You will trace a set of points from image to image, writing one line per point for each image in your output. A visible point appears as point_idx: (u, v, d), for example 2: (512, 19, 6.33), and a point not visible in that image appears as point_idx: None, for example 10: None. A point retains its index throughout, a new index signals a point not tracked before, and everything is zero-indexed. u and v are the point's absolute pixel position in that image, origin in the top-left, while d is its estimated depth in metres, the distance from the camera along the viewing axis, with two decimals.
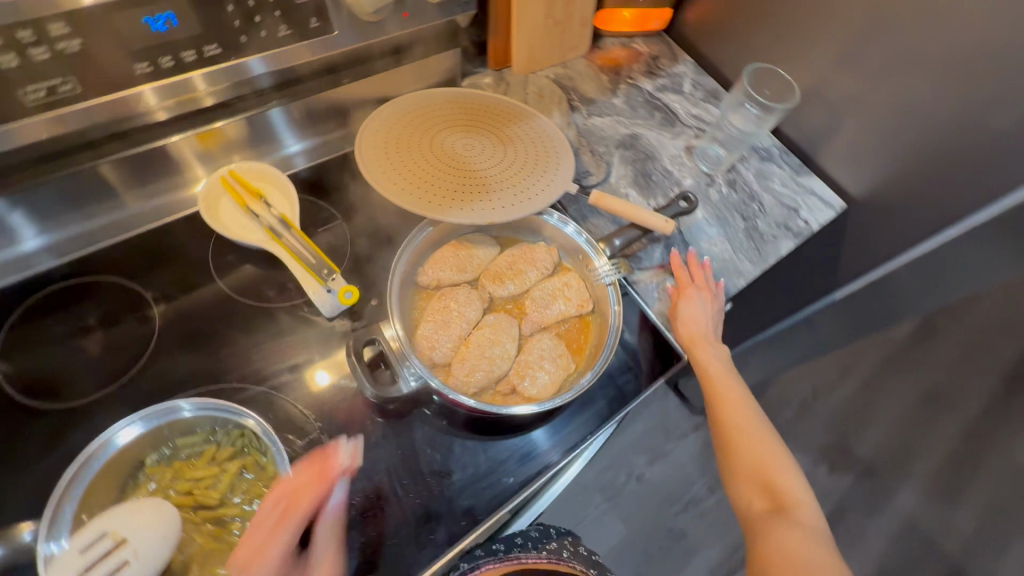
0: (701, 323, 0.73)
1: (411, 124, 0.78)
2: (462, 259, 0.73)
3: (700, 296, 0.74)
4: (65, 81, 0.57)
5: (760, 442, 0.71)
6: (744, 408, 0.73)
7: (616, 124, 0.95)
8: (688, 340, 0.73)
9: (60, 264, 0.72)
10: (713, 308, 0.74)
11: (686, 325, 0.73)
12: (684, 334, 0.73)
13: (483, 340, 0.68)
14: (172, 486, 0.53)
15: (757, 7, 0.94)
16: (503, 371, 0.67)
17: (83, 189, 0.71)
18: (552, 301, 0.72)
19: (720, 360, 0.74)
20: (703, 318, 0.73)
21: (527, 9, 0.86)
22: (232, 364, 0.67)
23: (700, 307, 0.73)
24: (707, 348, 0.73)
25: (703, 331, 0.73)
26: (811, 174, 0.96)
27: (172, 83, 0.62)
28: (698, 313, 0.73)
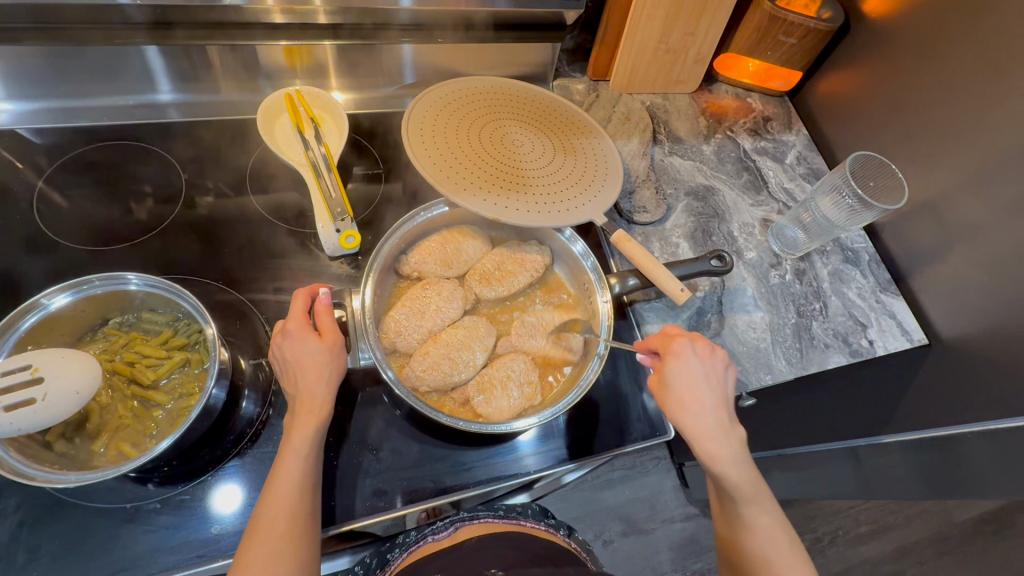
0: (699, 400, 0.55)
1: (475, 104, 0.77)
2: (448, 254, 0.72)
3: (689, 358, 0.56)
4: None
5: (782, 557, 0.54)
6: (766, 514, 0.55)
7: (695, 170, 0.88)
8: (696, 437, 0.54)
9: (135, 124, 0.78)
10: (712, 371, 0.57)
11: (684, 410, 0.55)
12: (688, 428, 0.55)
13: (453, 341, 0.67)
14: (120, 352, 0.58)
15: (895, 97, 0.85)
16: (461, 378, 0.66)
17: (161, 64, 0.75)
18: (536, 334, 0.70)
19: (741, 459, 0.54)
20: (700, 395, 0.55)
21: (641, 28, 0.83)
22: (238, 268, 0.71)
23: (689, 373, 0.56)
24: (721, 443, 0.54)
25: (711, 416, 0.55)
26: (896, 294, 0.84)
27: None
28: (692, 387, 0.55)
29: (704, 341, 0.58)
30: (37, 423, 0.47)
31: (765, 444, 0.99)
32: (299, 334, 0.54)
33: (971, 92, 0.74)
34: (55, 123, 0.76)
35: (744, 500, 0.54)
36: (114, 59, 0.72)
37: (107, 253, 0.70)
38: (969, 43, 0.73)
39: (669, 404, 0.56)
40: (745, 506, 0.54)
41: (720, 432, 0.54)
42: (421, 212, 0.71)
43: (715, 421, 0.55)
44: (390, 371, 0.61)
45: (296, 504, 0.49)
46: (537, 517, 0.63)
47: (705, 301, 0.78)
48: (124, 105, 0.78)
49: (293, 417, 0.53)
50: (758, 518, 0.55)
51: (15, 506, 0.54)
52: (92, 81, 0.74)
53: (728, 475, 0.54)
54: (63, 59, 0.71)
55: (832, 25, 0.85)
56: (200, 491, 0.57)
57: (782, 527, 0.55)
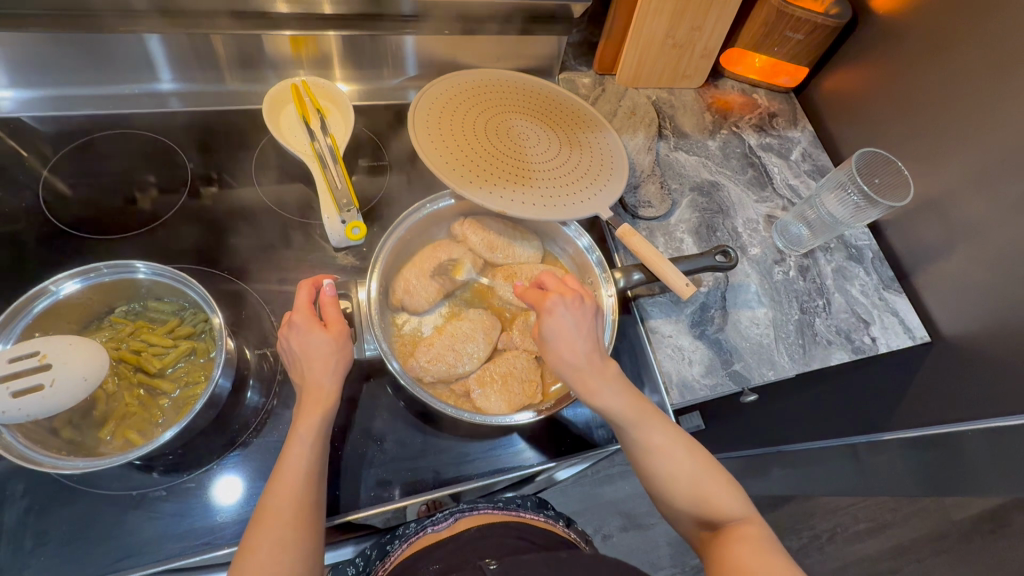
0: (570, 341, 0.55)
1: (482, 96, 0.77)
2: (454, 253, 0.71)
3: (560, 312, 0.55)
4: None
5: (683, 466, 0.54)
6: (671, 440, 0.55)
7: (700, 166, 0.88)
8: (573, 376, 0.55)
9: (140, 114, 0.78)
10: (583, 317, 0.56)
11: (558, 357, 0.55)
12: (563, 370, 0.55)
13: (458, 333, 0.67)
14: (127, 340, 0.58)
15: (900, 94, 0.84)
16: (466, 370, 0.66)
17: (167, 54, 0.74)
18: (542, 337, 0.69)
19: (620, 389, 0.55)
20: (573, 341, 0.55)
21: (647, 22, 0.82)
22: (243, 259, 0.71)
23: (563, 327, 0.55)
24: (597, 380, 0.55)
25: (583, 357, 0.55)
26: (899, 292, 0.84)
27: None
28: (566, 338, 0.55)
29: (575, 293, 0.56)
30: (46, 409, 0.47)
31: (765, 441, 0.99)
32: (305, 326, 0.54)
33: (977, 90, 0.74)
34: (59, 111, 0.75)
35: (629, 424, 0.54)
36: (118, 47, 0.72)
37: (111, 243, 0.70)
38: (976, 39, 0.73)
39: (546, 355, 0.56)
40: (634, 429, 0.54)
41: (595, 370, 0.55)
42: (426, 204, 0.71)
43: (586, 358, 0.55)
44: (395, 361, 0.61)
45: (301, 493, 0.49)
46: (537, 508, 0.63)
47: (709, 296, 0.78)
48: (129, 94, 0.78)
49: (301, 406, 0.53)
50: (651, 439, 0.54)
51: (22, 493, 0.55)
52: (97, 68, 0.74)
53: (610, 406, 0.54)
54: (66, 46, 0.70)
55: (841, 22, 0.85)
56: (206, 479, 0.57)
57: (677, 438, 0.55)
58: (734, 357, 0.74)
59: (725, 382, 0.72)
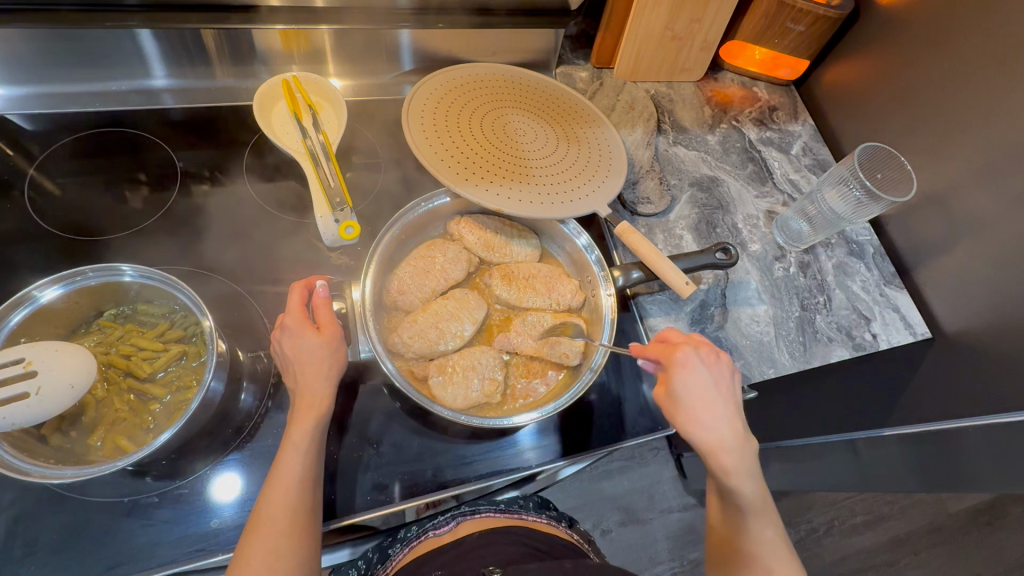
0: (710, 403, 0.51)
1: (478, 91, 0.75)
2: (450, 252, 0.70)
3: (696, 367, 0.52)
4: None
5: (782, 568, 0.52)
6: (776, 540, 0.53)
7: (700, 160, 0.87)
8: (711, 449, 0.50)
9: (129, 111, 0.76)
10: (721, 375, 0.53)
11: (695, 421, 0.51)
12: (701, 442, 0.51)
13: (442, 311, 0.66)
14: (116, 344, 0.57)
15: (902, 87, 0.83)
16: (446, 349, 0.65)
17: (154, 49, 0.73)
18: (535, 334, 0.68)
19: (755, 472, 0.51)
20: (713, 407, 0.51)
21: (647, 14, 0.81)
22: (235, 259, 0.69)
23: (699, 383, 0.52)
24: (736, 454, 0.50)
25: (726, 427, 0.51)
26: (900, 288, 0.84)
27: None
28: (703, 397, 0.51)
29: (708, 347, 0.54)
30: (31, 417, 0.46)
31: (765, 438, 0.99)
32: (297, 328, 0.53)
33: (981, 83, 0.72)
34: (45, 108, 0.74)
35: (751, 512, 0.52)
36: (104, 43, 0.70)
37: (100, 244, 0.68)
38: (979, 31, 0.72)
39: (678, 417, 0.52)
40: (753, 519, 0.52)
41: (737, 442, 0.50)
42: (420, 202, 0.70)
43: (727, 427, 0.51)
44: (389, 362, 0.60)
45: (296, 501, 0.48)
46: (540, 510, 0.62)
47: (708, 293, 0.77)
48: (118, 91, 0.76)
49: (294, 412, 0.52)
50: (762, 531, 0.53)
51: (10, 501, 0.54)
52: (83, 64, 0.72)
53: (743, 489, 0.51)
54: (51, 42, 0.68)
55: (842, 13, 0.83)
56: (198, 485, 0.57)
57: (783, 540, 0.53)
58: (733, 355, 0.74)
59: None
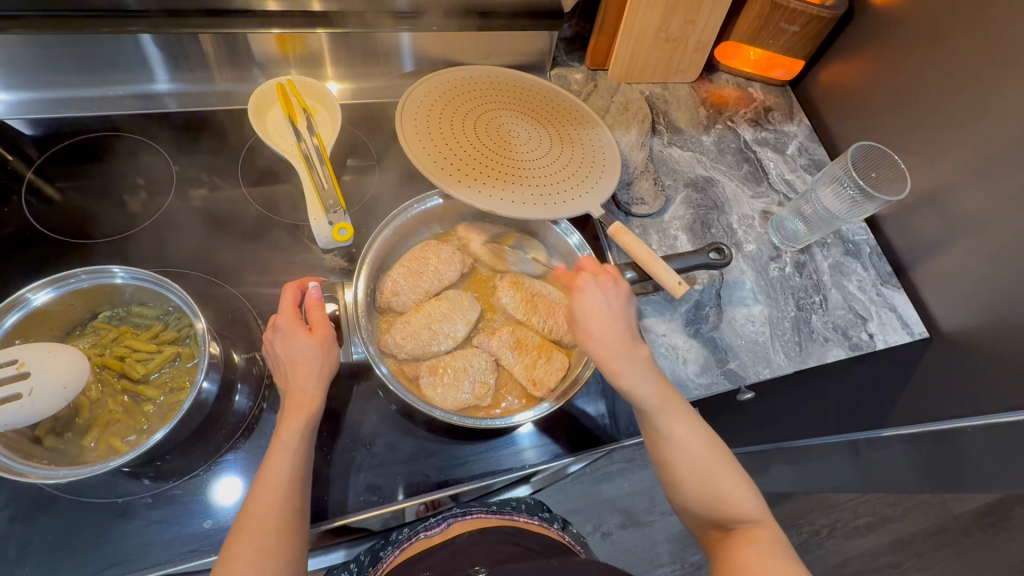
0: (600, 321, 0.55)
1: (470, 93, 0.76)
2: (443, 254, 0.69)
3: (594, 290, 0.56)
4: None
5: (703, 462, 0.53)
6: (690, 432, 0.54)
7: (694, 161, 0.87)
8: (602, 360, 0.54)
9: (127, 115, 0.77)
10: (616, 297, 0.56)
11: (589, 337, 0.55)
12: (593, 352, 0.55)
13: (436, 312, 0.67)
14: (110, 346, 0.57)
15: (898, 86, 0.83)
16: (438, 350, 0.66)
17: (151, 54, 0.73)
18: (511, 353, 0.67)
19: (648, 375, 0.54)
20: (603, 320, 0.55)
21: (641, 17, 0.81)
22: (230, 261, 0.70)
23: (594, 304, 0.55)
24: (624, 361, 0.54)
25: (612, 338, 0.54)
26: (898, 287, 0.83)
27: None
28: (598, 318, 0.55)
29: (607, 274, 0.57)
30: (23, 419, 0.47)
31: (764, 438, 0.98)
32: (289, 328, 0.54)
33: (976, 82, 0.72)
34: (44, 113, 0.75)
35: (652, 410, 0.54)
36: (101, 48, 0.71)
37: (96, 247, 0.69)
38: (973, 30, 0.72)
39: (577, 334, 0.56)
40: (658, 417, 0.53)
41: (622, 350, 0.54)
42: (415, 203, 0.70)
43: (616, 340, 0.55)
44: (382, 365, 0.60)
45: (285, 500, 0.48)
46: (532, 512, 0.62)
47: (703, 294, 0.77)
48: (116, 96, 0.77)
49: (284, 412, 0.52)
50: (673, 427, 0.53)
51: (5, 502, 0.54)
52: (80, 70, 0.73)
53: (636, 389, 0.54)
54: (49, 48, 0.69)
55: (836, 13, 0.84)
56: (192, 486, 0.57)
57: (698, 431, 0.54)
58: (728, 356, 0.73)
59: (720, 381, 0.71)
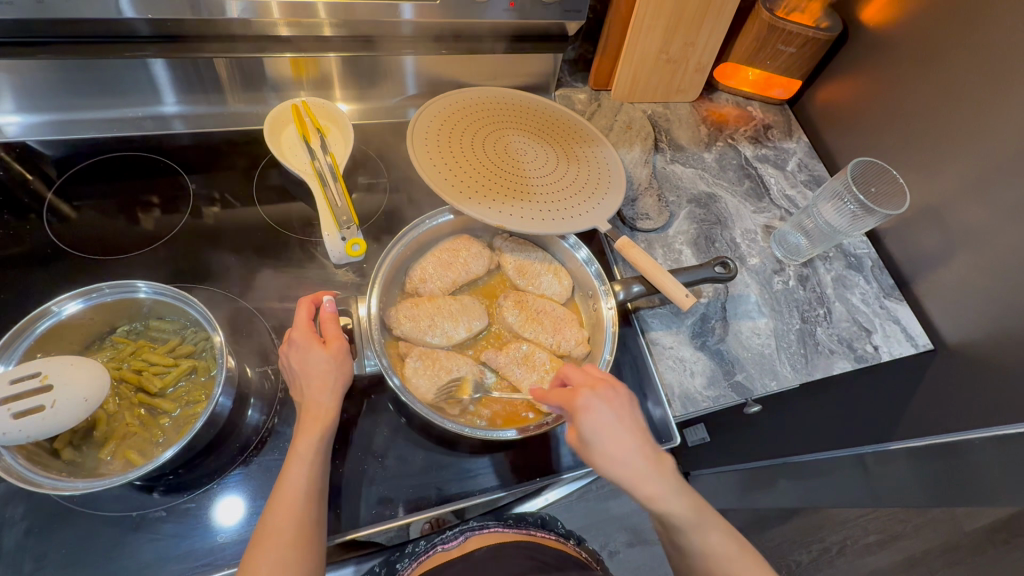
0: (613, 439, 0.50)
1: (478, 114, 0.78)
2: (454, 266, 0.70)
3: (595, 407, 0.51)
4: None
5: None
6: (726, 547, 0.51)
7: (697, 178, 0.89)
8: (635, 484, 0.50)
9: (143, 136, 0.79)
10: (621, 408, 0.52)
11: (608, 460, 0.50)
12: (617, 477, 0.50)
13: (445, 307, 0.67)
14: (128, 360, 0.58)
15: (893, 105, 0.86)
16: (434, 342, 0.65)
17: (167, 77, 0.76)
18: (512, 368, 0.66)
19: (679, 490, 0.50)
20: (622, 443, 0.50)
21: (642, 39, 0.84)
22: (243, 277, 0.71)
23: (603, 422, 0.51)
24: (653, 479, 0.50)
25: (634, 457, 0.50)
26: (900, 300, 0.85)
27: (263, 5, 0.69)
28: (609, 435, 0.50)
29: (604, 383, 0.54)
30: (45, 430, 0.47)
31: (771, 453, 0.98)
32: (304, 343, 0.54)
33: (969, 100, 0.75)
34: (60, 134, 0.77)
35: (686, 529, 0.50)
36: (122, 73, 0.74)
37: (112, 264, 0.70)
38: (964, 51, 0.75)
39: (593, 459, 0.51)
40: (693, 535, 0.50)
41: (653, 467, 0.50)
42: (426, 219, 0.70)
43: (639, 457, 0.50)
44: (394, 377, 0.60)
45: (302, 513, 0.49)
46: (547, 527, 0.63)
47: (709, 307, 0.77)
48: (133, 117, 0.79)
49: (299, 425, 0.53)
50: (707, 543, 0.50)
51: (22, 515, 0.54)
52: (99, 93, 0.75)
53: (670, 508, 0.50)
54: (69, 72, 0.72)
55: (831, 35, 0.86)
56: (206, 500, 0.57)
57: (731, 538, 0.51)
58: (735, 369, 0.73)
59: (726, 393, 0.71)
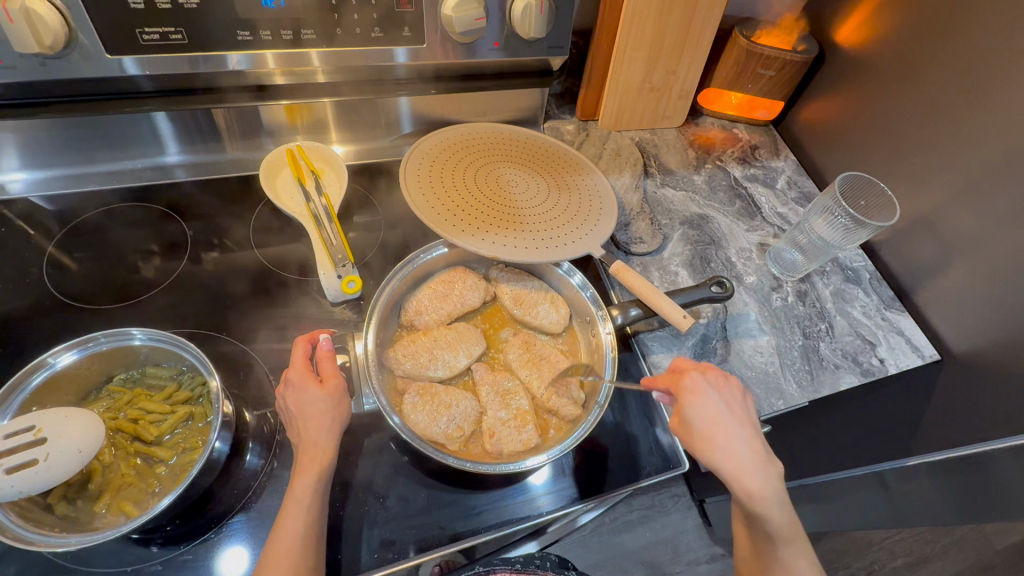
0: (722, 427, 0.54)
1: (468, 149, 0.80)
2: (450, 296, 0.69)
3: (705, 391, 0.56)
4: (177, 31, 0.65)
5: None
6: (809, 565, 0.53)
7: (688, 200, 0.90)
8: (734, 473, 0.52)
9: (143, 187, 0.81)
10: (730, 398, 0.56)
11: (712, 444, 0.54)
12: (721, 465, 0.53)
13: (441, 339, 0.66)
14: (124, 408, 0.58)
15: (876, 120, 0.87)
16: (436, 376, 0.64)
17: (167, 129, 0.78)
18: (499, 403, 0.63)
19: (781, 495, 0.53)
20: (728, 428, 0.54)
21: (625, 70, 0.86)
22: (241, 320, 0.71)
23: (711, 407, 0.55)
24: (757, 477, 0.52)
25: (745, 451, 0.53)
26: (902, 311, 0.84)
27: (259, 57, 0.69)
28: (717, 421, 0.54)
29: (715, 372, 0.58)
30: (39, 484, 0.47)
31: (785, 476, 0.95)
32: (300, 382, 0.54)
33: (951, 113, 0.76)
34: (64, 188, 0.79)
35: (779, 538, 0.53)
36: (124, 128, 0.76)
37: (109, 312, 0.70)
38: (941, 66, 0.77)
39: (697, 442, 0.55)
40: (781, 544, 0.53)
41: (758, 463, 0.53)
42: (420, 253, 0.70)
43: (746, 450, 0.53)
44: (394, 416, 0.59)
45: (298, 559, 0.47)
46: (559, 570, 0.60)
47: (709, 327, 0.76)
48: (134, 168, 0.81)
49: (296, 467, 0.52)
50: (794, 562, 0.53)
51: (15, 574, 0.53)
52: (102, 147, 0.78)
53: (769, 513, 0.52)
54: (73, 129, 0.74)
55: (808, 56, 0.89)
56: (204, 551, 0.55)
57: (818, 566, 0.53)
58: (740, 389, 0.72)
59: None
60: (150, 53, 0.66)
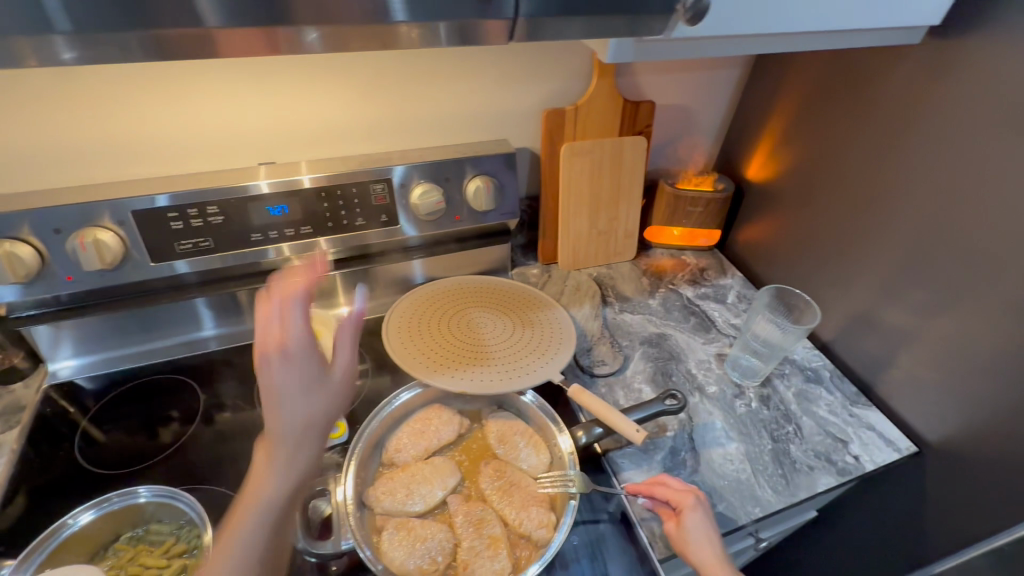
0: (709, 541, 0.62)
1: (443, 300, 0.93)
2: (426, 432, 0.75)
3: (698, 507, 0.64)
4: (203, 241, 0.79)
5: None
6: None
7: (646, 322, 1.00)
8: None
9: (170, 360, 0.95)
10: (711, 514, 0.66)
11: (700, 553, 0.61)
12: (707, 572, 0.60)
13: (418, 473, 0.71)
14: (125, 567, 0.63)
15: (796, 237, 1.00)
16: (413, 511, 0.68)
17: (196, 311, 0.93)
18: (472, 532, 0.66)
19: None
20: (716, 541, 0.62)
21: (571, 222, 1.03)
22: (240, 474, 0.78)
23: (702, 522, 0.63)
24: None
25: (723, 558, 0.61)
26: (869, 405, 0.87)
27: (271, 251, 0.84)
28: (707, 534, 0.62)
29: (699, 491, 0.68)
30: None
31: None
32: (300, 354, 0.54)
33: (851, 227, 0.89)
34: (104, 369, 0.92)
35: None
36: (161, 315, 0.91)
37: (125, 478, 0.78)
38: (830, 191, 0.91)
39: (687, 550, 0.62)
40: None
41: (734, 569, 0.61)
42: (391, 397, 0.78)
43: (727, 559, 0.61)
44: (369, 554, 0.62)
45: None
46: None
47: (676, 440, 0.80)
48: (164, 344, 0.95)
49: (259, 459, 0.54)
50: None
51: None
52: (140, 332, 0.92)
53: None
54: (118, 322, 0.89)
55: (726, 193, 1.06)
56: None
57: None
58: (715, 499, 0.73)
59: None
60: (179, 259, 0.80)
